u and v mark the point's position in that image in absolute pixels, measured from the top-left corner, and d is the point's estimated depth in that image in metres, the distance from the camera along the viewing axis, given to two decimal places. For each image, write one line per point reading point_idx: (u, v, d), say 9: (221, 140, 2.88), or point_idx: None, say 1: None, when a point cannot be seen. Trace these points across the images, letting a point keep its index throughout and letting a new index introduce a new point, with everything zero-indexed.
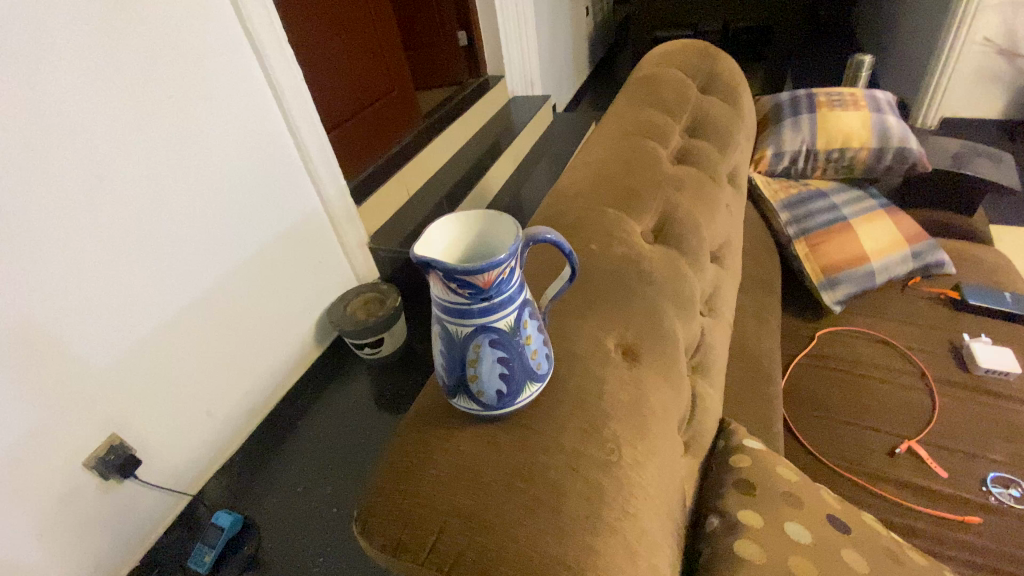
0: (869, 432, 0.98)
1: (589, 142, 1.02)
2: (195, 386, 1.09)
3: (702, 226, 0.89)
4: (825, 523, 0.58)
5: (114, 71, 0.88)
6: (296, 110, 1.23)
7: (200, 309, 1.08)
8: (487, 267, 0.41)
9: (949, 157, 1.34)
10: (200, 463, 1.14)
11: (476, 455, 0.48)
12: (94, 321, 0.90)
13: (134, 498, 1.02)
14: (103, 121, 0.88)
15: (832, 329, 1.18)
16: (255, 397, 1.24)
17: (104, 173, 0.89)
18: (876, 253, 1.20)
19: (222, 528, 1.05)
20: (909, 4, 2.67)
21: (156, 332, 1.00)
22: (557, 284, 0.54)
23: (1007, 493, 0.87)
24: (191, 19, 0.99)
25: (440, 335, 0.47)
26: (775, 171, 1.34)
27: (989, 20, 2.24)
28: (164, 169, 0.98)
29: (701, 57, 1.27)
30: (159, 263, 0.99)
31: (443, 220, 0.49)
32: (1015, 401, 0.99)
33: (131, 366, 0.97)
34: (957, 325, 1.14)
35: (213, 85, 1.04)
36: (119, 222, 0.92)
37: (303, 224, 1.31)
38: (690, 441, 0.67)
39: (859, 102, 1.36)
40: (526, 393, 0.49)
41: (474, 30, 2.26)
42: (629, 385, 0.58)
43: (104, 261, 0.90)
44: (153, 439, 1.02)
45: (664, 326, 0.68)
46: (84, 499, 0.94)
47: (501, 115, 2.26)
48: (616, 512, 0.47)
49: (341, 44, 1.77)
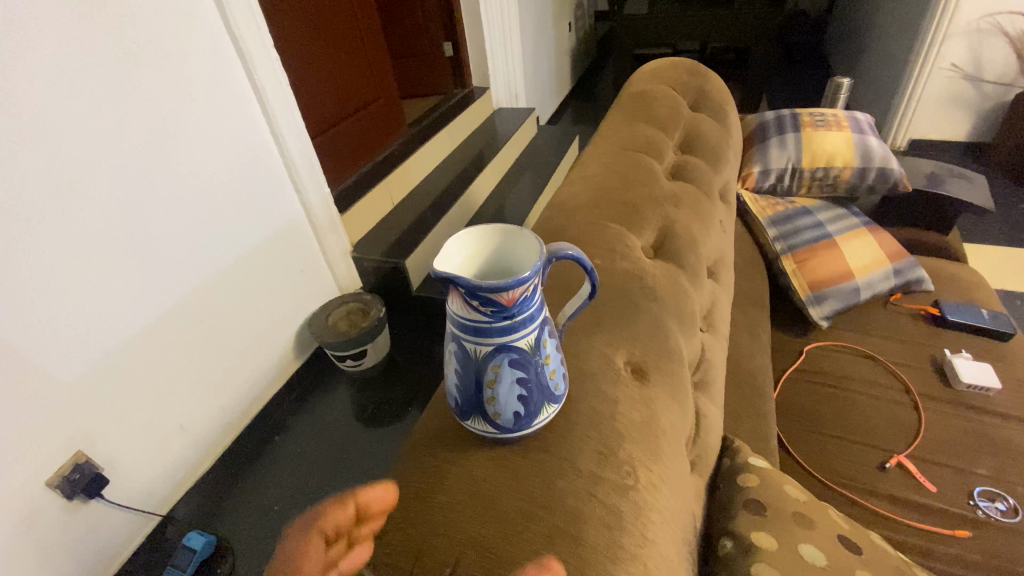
0: (860, 447, 0.99)
1: (586, 155, 1.02)
2: (167, 400, 1.03)
3: (700, 242, 0.90)
4: (837, 544, 0.57)
5: (93, 74, 0.85)
6: (281, 116, 1.20)
7: (177, 319, 1.03)
8: (513, 284, 0.40)
9: (925, 178, 1.39)
10: (172, 480, 1.08)
11: (488, 480, 0.46)
12: (62, 334, 0.85)
13: (99, 519, 0.95)
14: (79, 123, 0.84)
15: (820, 344, 1.20)
16: (232, 411, 1.19)
17: (77, 177, 0.84)
18: (861, 269, 1.22)
19: (195, 549, 0.99)
20: (878, 31, 2.79)
21: (127, 343, 0.95)
22: (574, 301, 0.51)
23: (994, 506, 0.89)
24: (174, 23, 0.96)
25: (455, 353, 0.45)
26: (762, 187, 1.38)
27: (957, 47, 2.35)
28: (142, 174, 0.94)
29: (690, 74, 1.29)
30: (131, 272, 0.94)
31: (461, 232, 0.47)
32: (996, 416, 1.02)
33: (98, 380, 0.91)
34: (938, 341, 1.17)
35: (194, 87, 1.01)
36: (90, 228, 0.87)
37: (285, 233, 1.27)
38: (696, 460, 0.66)
39: (841, 122, 1.40)
40: (543, 415, 0.47)
41: (460, 41, 2.26)
42: (640, 404, 0.57)
43: (73, 269, 0.86)
44: (122, 458, 0.97)
45: (670, 342, 0.67)
46: (48, 520, 0.88)
47: (486, 126, 2.26)
48: (636, 539, 0.46)
49: (327, 50, 1.74)
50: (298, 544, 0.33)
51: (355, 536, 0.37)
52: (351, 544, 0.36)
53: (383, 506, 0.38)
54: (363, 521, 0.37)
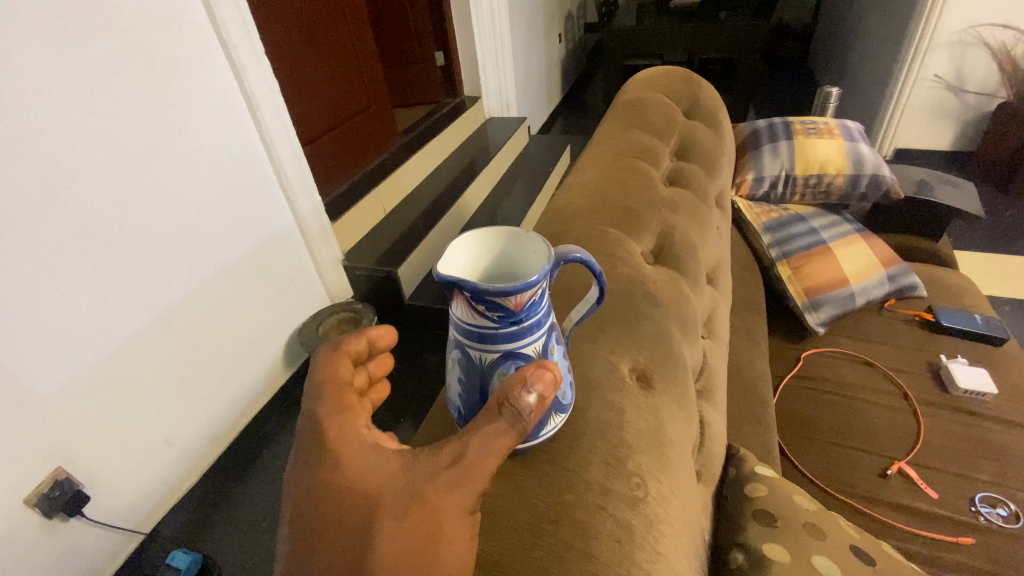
0: (860, 454, 0.98)
1: (583, 162, 1.01)
2: (152, 414, 0.99)
3: (699, 248, 0.89)
4: (849, 554, 0.56)
5: (79, 77, 0.83)
6: (271, 123, 1.18)
7: (163, 330, 1.00)
8: (521, 287, 0.38)
9: (914, 185, 1.40)
10: (157, 497, 1.04)
11: (497, 495, 0.45)
12: (42, 344, 0.82)
13: (79, 538, 0.91)
14: (64, 126, 0.81)
15: (816, 350, 1.20)
16: (219, 424, 1.15)
17: (61, 184, 0.82)
18: (855, 275, 1.22)
19: (179, 569, 0.95)
20: (863, 43, 2.84)
21: (110, 354, 0.91)
22: (581, 307, 0.50)
23: (995, 512, 0.88)
24: (163, 27, 0.94)
25: (459, 361, 0.43)
26: (755, 195, 1.38)
27: (940, 58, 2.40)
28: (128, 180, 0.91)
29: (684, 82, 1.30)
30: (115, 281, 0.91)
31: (465, 234, 0.45)
32: (993, 420, 1.02)
33: (81, 392, 0.88)
34: (933, 347, 1.17)
35: (184, 93, 0.99)
36: (73, 235, 0.84)
37: (274, 242, 1.24)
38: (702, 470, 0.64)
39: (833, 130, 1.42)
40: (550, 425, 0.46)
41: (452, 51, 2.26)
42: (646, 413, 0.55)
43: (55, 276, 0.83)
44: (104, 473, 0.93)
45: (674, 349, 0.66)
46: (26, 541, 0.84)
47: (478, 135, 2.25)
48: (647, 554, 0.44)
49: (318, 57, 1.72)
50: (328, 360, 0.44)
51: (367, 369, 0.47)
52: (365, 376, 0.47)
53: (387, 344, 0.48)
54: (372, 358, 0.48)
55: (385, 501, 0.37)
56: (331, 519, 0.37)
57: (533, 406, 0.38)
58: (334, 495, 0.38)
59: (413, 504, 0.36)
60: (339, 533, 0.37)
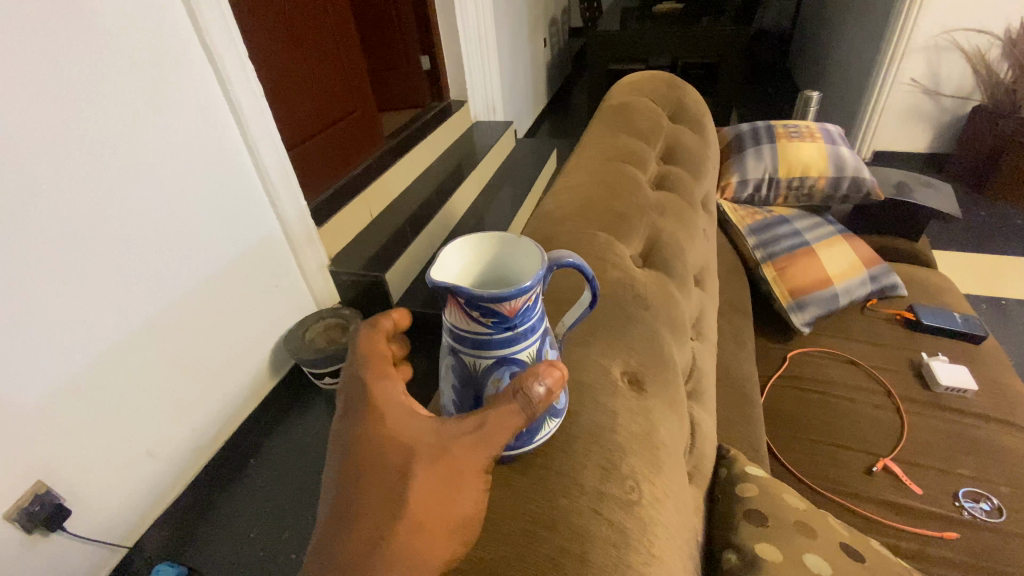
0: (847, 452, 1.00)
1: (570, 166, 1.01)
2: (136, 424, 0.97)
3: (686, 251, 0.90)
4: (838, 551, 0.57)
5: (58, 81, 0.81)
6: (255, 128, 1.17)
7: (146, 338, 0.98)
8: (514, 293, 0.38)
9: (893, 187, 1.43)
10: (139, 510, 1.01)
11: (492, 501, 0.45)
12: (20, 354, 0.80)
13: (61, 552, 0.89)
14: (43, 132, 0.80)
15: (802, 350, 1.22)
16: (204, 434, 1.13)
17: (38, 189, 0.80)
18: (839, 276, 1.24)
19: None
20: (841, 48, 2.91)
21: (93, 364, 0.90)
22: (574, 311, 0.50)
23: (979, 507, 0.90)
24: (145, 31, 0.93)
25: (453, 367, 0.43)
26: (740, 197, 1.40)
27: (915, 63, 2.46)
28: (109, 186, 0.89)
29: (668, 87, 1.31)
30: (97, 289, 0.89)
31: (456, 241, 0.45)
32: (973, 416, 1.04)
33: (62, 403, 0.85)
34: (914, 345, 1.20)
35: (166, 97, 0.98)
36: (51, 242, 0.82)
37: (258, 247, 1.23)
38: (693, 472, 0.65)
39: (814, 133, 1.44)
40: (544, 430, 0.46)
41: (437, 55, 2.26)
42: (639, 417, 0.55)
43: (33, 284, 0.81)
44: (87, 485, 0.91)
45: (665, 352, 0.67)
46: (5, 557, 0.82)
47: (464, 139, 2.26)
48: (643, 557, 0.44)
49: (302, 62, 1.71)
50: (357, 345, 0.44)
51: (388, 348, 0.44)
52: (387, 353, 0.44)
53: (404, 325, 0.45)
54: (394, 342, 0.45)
55: (412, 457, 0.37)
56: (345, 485, 0.37)
57: (548, 395, 0.39)
58: (353, 469, 0.37)
59: (438, 460, 0.37)
60: (363, 490, 0.36)
